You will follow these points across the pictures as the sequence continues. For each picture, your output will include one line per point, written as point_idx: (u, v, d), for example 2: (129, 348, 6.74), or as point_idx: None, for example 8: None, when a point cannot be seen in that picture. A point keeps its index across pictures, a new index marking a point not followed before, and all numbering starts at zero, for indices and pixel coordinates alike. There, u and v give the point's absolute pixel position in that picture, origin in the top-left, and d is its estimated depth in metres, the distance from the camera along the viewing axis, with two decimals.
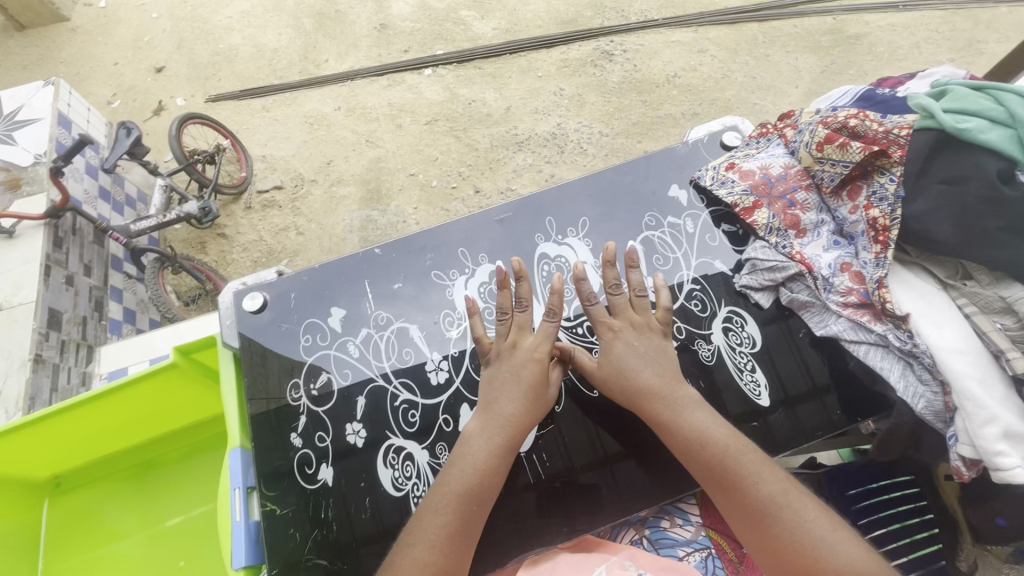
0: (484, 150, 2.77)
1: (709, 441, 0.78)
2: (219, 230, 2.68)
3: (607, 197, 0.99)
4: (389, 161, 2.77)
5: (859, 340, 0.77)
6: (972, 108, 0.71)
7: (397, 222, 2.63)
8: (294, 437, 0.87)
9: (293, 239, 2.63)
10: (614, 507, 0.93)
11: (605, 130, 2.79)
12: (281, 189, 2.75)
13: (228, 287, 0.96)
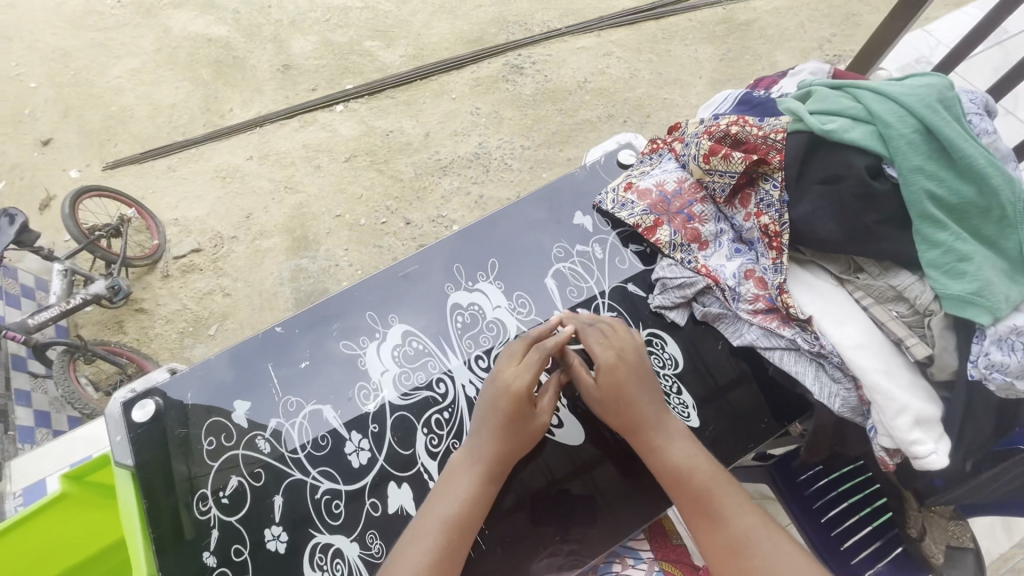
0: (409, 180, 2.71)
1: (693, 464, 0.78)
2: (137, 305, 2.48)
3: (515, 234, 1.01)
4: (312, 205, 2.66)
5: (773, 346, 0.79)
6: (837, 108, 0.74)
7: (329, 267, 2.53)
8: (206, 556, 0.79)
9: (220, 302, 2.47)
10: (583, 528, 0.91)
11: (526, 143, 2.79)
12: (200, 251, 2.59)
13: (112, 399, 0.85)
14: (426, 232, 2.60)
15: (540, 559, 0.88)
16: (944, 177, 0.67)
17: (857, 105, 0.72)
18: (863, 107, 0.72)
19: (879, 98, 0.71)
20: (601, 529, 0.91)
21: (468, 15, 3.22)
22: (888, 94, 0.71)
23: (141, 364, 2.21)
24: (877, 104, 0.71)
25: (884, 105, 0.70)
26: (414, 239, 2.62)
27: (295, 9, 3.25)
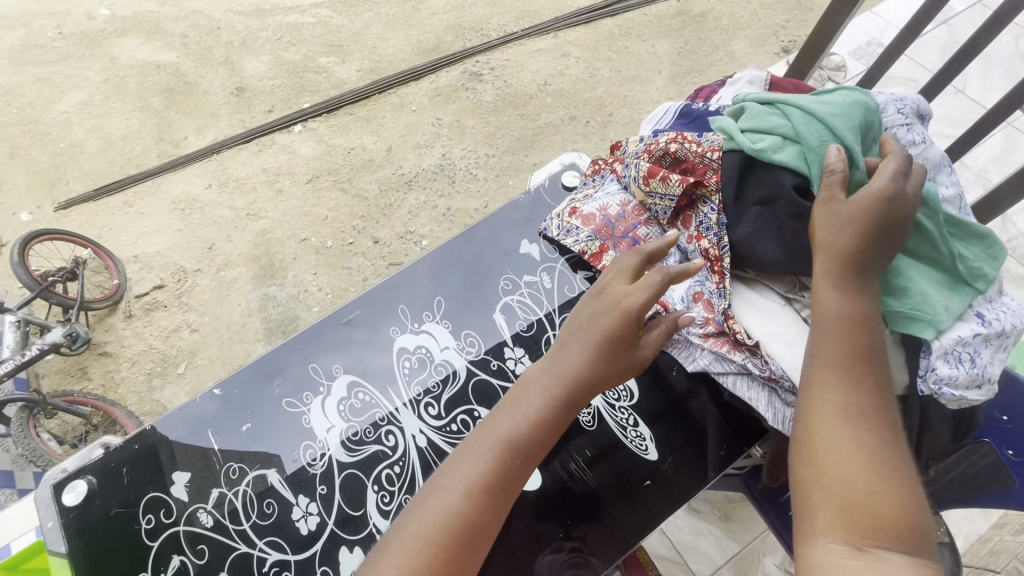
0: (374, 198, 2.65)
1: (873, 327, 0.64)
2: (100, 349, 2.39)
3: (458, 271, 0.99)
4: (277, 230, 2.60)
5: (725, 372, 0.76)
6: (770, 125, 0.74)
7: (298, 293, 2.46)
8: None
9: (187, 338, 2.38)
10: (585, 528, 0.89)
11: (490, 151, 2.76)
12: (163, 287, 2.50)
13: (42, 480, 0.80)
14: (396, 250, 2.54)
15: (545, 555, 0.86)
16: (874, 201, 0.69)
17: (791, 120, 0.72)
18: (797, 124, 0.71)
19: (807, 116, 0.71)
20: (598, 527, 0.89)
21: (422, 24, 3.18)
22: (815, 112, 0.70)
23: (108, 412, 2.12)
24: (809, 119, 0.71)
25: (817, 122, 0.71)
26: (385, 258, 2.56)
27: (246, 28, 3.17)
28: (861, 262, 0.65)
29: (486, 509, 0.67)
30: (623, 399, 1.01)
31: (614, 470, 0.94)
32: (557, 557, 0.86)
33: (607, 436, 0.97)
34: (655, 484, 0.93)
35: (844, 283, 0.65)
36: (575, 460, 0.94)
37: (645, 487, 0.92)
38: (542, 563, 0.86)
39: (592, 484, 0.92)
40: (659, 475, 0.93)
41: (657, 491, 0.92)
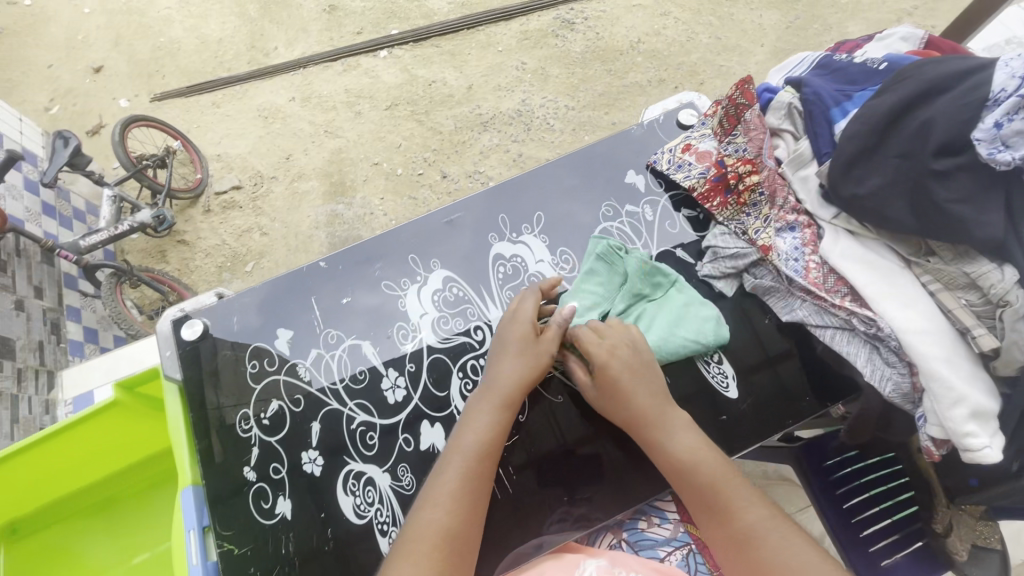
0: (448, 133, 2.48)
1: (689, 458, 0.68)
2: (178, 236, 2.35)
3: (564, 191, 0.92)
4: (351, 150, 2.46)
5: (824, 324, 0.74)
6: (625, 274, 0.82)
7: (365, 216, 2.36)
8: (247, 470, 0.78)
9: (257, 240, 2.30)
10: (606, 491, 0.80)
11: (570, 104, 2.52)
12: (239, 188, 2.44)
13: (165, 314, 0.88)
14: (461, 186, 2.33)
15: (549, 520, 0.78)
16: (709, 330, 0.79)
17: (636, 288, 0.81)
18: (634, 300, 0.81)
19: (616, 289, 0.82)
20: (620, 489, 0.79)
21: None
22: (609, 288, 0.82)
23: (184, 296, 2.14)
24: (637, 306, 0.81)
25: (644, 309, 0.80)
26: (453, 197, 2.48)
27: None
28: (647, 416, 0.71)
29: (467, 516, 0.67)
30: None
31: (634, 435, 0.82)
32: (580, 509, 0.78)
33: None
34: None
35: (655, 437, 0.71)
36: (595, 418, 0.83)
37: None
38: (560, 522, 0.78)
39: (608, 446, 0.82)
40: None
41: None
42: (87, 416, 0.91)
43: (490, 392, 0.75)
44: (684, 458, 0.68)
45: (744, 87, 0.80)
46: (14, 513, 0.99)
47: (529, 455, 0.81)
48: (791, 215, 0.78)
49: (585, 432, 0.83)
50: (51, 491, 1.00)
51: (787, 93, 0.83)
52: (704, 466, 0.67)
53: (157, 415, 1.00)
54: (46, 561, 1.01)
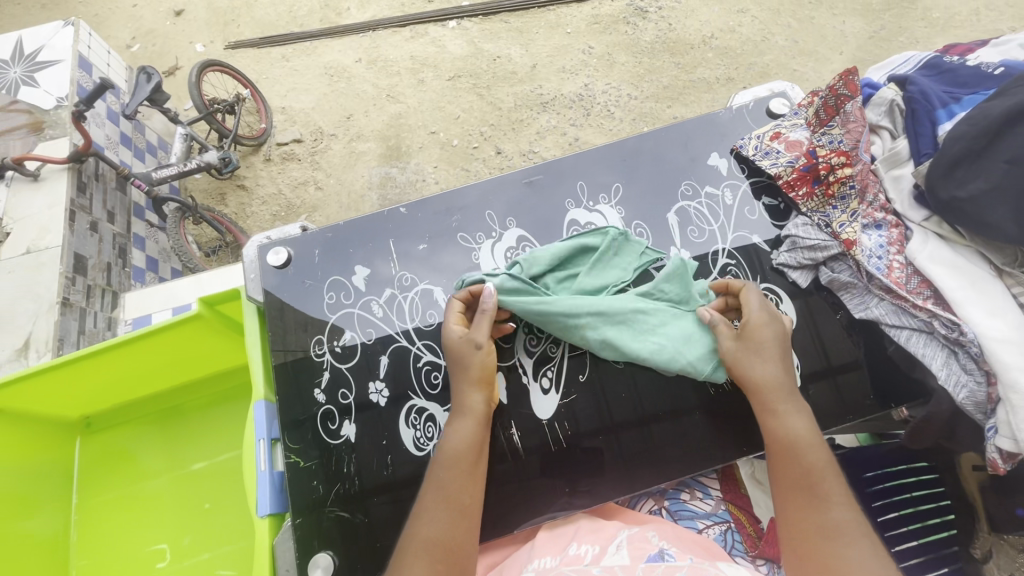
0: (507, 111, 2.22)
1: (798, 438, 0.68)
2: (238, 181, 2.22)
3: (641, 165, 0.93)
4: (411, 117, 2.25)
5: (901, 325, 0.73)
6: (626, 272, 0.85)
7: (416, 181, 2.14)
8: (317, 392, 0.85)
9: (311, 194, 2.17)
10: (639, 478, 0.80)
11: (633, 93, 2.22)
12: (301, 142, 2.27)
13: (251, 241, 0.95)
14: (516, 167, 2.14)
15: (550, 506, 0.79)
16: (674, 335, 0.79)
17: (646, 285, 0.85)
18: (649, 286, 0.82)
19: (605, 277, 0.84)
20: (654, 476, 0.80)
21: None
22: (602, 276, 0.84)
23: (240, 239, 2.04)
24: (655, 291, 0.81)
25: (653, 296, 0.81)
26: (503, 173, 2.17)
27: None
28: (766, 397, 0.71)
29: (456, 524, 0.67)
30: None
31: (675, 428, 0.81)
32: (611, 490, 0.79)
33: (677, 393, 0.83)
34: (733, 445, 0.80)
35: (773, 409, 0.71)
36: (637, 404, 0.83)
37: (726, 442, 0.80)
38: (587, 502, 0.79)
39: (646, 434, 0.81)
40: (737, 443, 0.80)
41: (705, 454, 0.80)
42: (163, 328, 0.95)
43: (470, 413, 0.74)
44: (796, 438, 0.68)
45: (848, 77, 0.78)
46: (95, 406, 1.09)
47: (574, 425, 0.83)
48: (878, 212, 0.77)
49: (627, 416, 0.83)
50: (121, 394, 1.09)
51: (891, 89, 0.81)
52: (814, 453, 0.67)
53: (219, 338, 1.04)
54: (115, 456, 1.10)
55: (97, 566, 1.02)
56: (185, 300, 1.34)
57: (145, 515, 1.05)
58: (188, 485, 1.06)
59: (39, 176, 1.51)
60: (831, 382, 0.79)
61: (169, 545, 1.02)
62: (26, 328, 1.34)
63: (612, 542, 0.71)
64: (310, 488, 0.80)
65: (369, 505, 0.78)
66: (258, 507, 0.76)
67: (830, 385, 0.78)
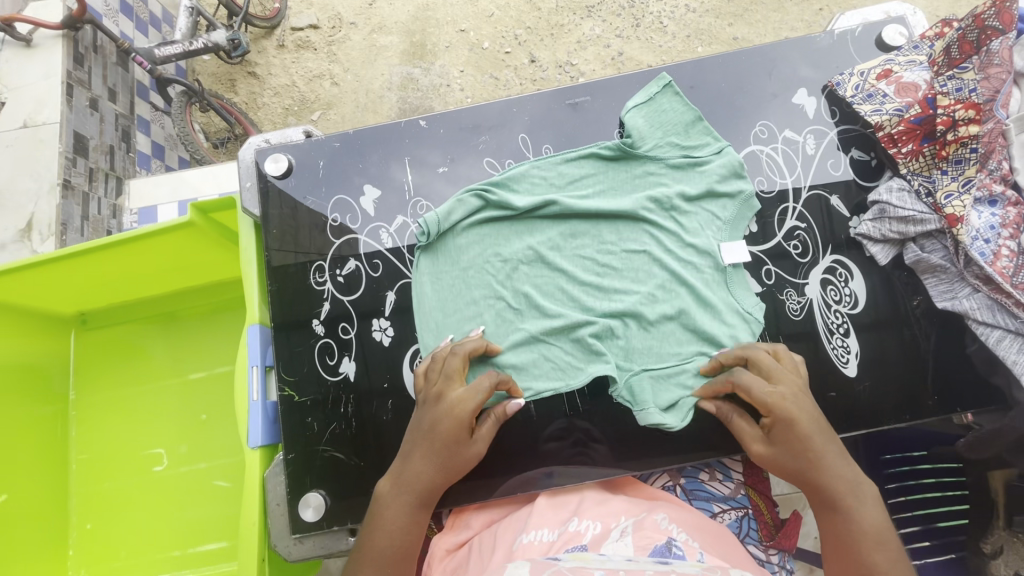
0: (548, 12, 1.90)
1: (824, 453, 0.59)
2: (248, 68, 2.00)
3: (711, 95, 0.78)
4: (438, 10, 1.94)
5: (993, 324, 0.62)
6: (523, 230, 0.75)
7: (439, 86, 1.89)
8: (316, 322, 0.78)
9: (326, 90, 1.95)
10: (655, 455, 0.73)
11: (693, 4, 1.86)
12: (318, 28, 1.99)
13: (249, 143, 0.84)
14: (550, 82, 1.88)
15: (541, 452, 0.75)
16: (687, 211, 0.73)
17: (628, 192, 0.74)
18: (702, 131, 0.74)
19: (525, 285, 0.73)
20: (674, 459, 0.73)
21: None
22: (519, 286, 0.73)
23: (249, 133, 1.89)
24: (681, 151, 0.74)
25: (703, 160, 0.73)
26: (535, 87, 1.90)
27: None
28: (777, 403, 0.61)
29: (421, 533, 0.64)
30: (842, 305, 0.71)
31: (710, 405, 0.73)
32: (625, 461, 0.73)
33: None
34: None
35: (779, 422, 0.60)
36: None
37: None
38: (597, 454, 0.74)
39: None
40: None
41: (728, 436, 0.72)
42: (153, 232, 0.86)
43: (404, 491, 0.64)
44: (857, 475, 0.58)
45: (1003, 4, 0.61)
46: (88, 303, 1.04)
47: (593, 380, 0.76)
48: (997, 184, 0.63)
49: None
50: (115, 293, 1.03)
51: None
52: (860, 497, 0.58)
53: (216, 247, 0.96)
54: (112, 354, 1.06)
55: (95, 459, 1.02)
56: (193, 189, 1.25)
57: (143, 417, 1.03)
58: (185, 393, 1.04)
59: (31, 43, 1.35)
60: (874, 337, 0.70)
61: (166, 451, 1.01)
62: (28, 208, 1.26)
63: (617, 527, 0.64)
64: (304, 425, 0.75)
65: (351, 440, 0.74)
66: (249, 438, 0.71)
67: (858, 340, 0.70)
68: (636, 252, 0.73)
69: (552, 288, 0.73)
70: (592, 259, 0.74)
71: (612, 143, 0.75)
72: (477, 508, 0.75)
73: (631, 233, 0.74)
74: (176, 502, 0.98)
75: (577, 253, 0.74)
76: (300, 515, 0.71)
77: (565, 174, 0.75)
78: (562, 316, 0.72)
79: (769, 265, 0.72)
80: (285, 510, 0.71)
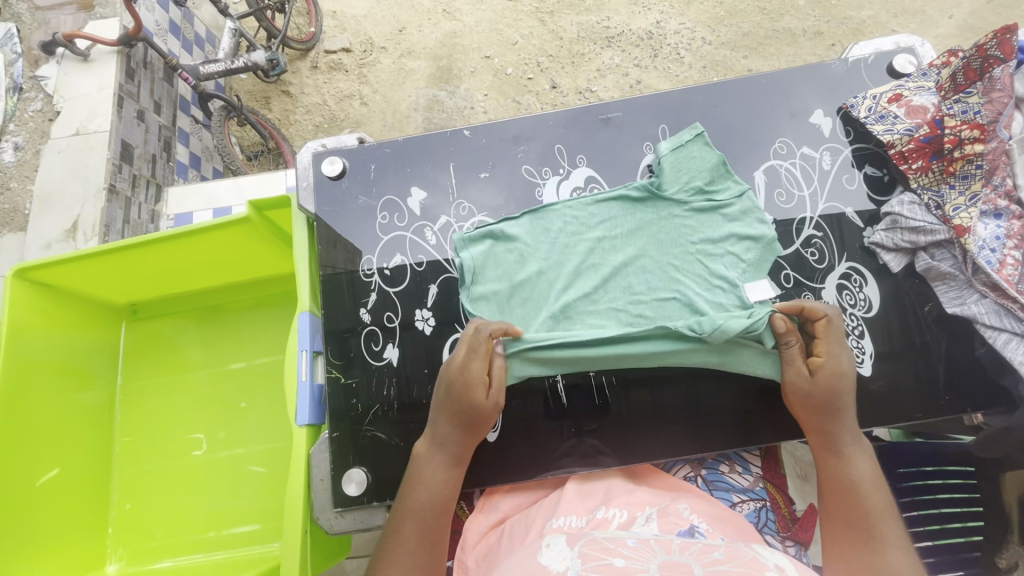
0: (569, 42, 2.01)
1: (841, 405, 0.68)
2: (283, 87, 2.12)
3: (732, 114, 0.84)
4: (465, 37, 2.05)
5: (1001, 327, 0.66)
6: (553, 257, 0.80)
7: (464, 108, 1.99)
8: (363, 311, 0.84)
9: (357, 108, 2.05)
10: (676, 447, 0.77)
11: (707, 37, 1.96)
12: (350, 51, 2.11)
13: (305, 148, 0.91)
14: (570, 106, 1.97)
15: (562, 459, 0.78)
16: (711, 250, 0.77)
17: (653, 232, 0.79)
18: (725, 176, 0.79)
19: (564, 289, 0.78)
20: (694, 445, 0.77)
21: None
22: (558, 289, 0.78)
23: (282, 147, 1.98)
24: (704, 195, 0.79)
25: (725, 204, 0.77)
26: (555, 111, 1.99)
27: None
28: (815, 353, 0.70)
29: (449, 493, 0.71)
30: (857, 308, 0.76)
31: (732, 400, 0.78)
32: (649, 451, 0.77)
33: None
34: (784, 427, 0.77)
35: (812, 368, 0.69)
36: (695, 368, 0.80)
37: (779, 418, 0.77)
38: (608, 462, 0.77)
39: (686, 394, 0.79)
40: (790, 428, 0.76)
41: (745, 429, 0.77)
42: (211, 228, 0.93)
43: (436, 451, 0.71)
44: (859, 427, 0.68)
45: (1004, 35, 0.67)
46: (140, 295, 1.11)
47: (621, 376, 0.80)
48: (1002, 199, 0.68)
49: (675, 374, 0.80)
50: (168, 285, 1.10)
51: None
52: (859, 447, 0.68)
53: (265, 243, 1.02)
54: (156, 345, 1.12)
55: (137, 443, 1.07)
56: (224, 204, 1.33)
57: (186, 404, 1.09)
58: (225, 381, 1.09)
59: (89, 58, 1.45)
60: (890, 367, 0.73)
61: (205, 436, 1.07)
62: (76, 209, 1.34)
63: (643, 513, 0.69)
64: (349, 406, 0.81)
65: (392, 420, 0.79)
66: (298, 416, 0.77)
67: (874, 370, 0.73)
68: (662, 287, 0.77)
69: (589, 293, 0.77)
70: (618, 290, 0.77)
71: (639, 185, 0.81)
72: (507, 492, 0.79)
73: (656, 268, 0.78)
74: (212, 487, 1.04)
75: (604, 283, 0.78)
76: (342, 489, 0.76)
77: (595, 214, 0.81)
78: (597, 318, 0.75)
79: (788, 269, 0.77)
80: (328, 485, 0.77)
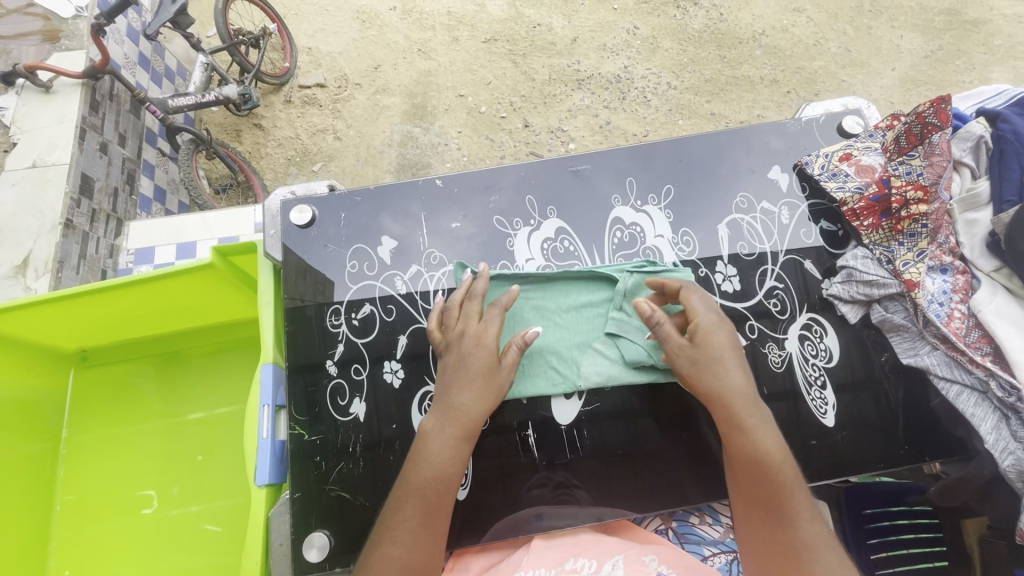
0: (541, 83, 2.06)
1: (746, 410, 0.66)
2: (255, 121, 2.10)
3: (696, 168, 0.88)
4: (439, 76, 2.09)
5: (953, 379, 0.68)
6: (560, 318, 0.80)
7: (438, 145, 2.00)
8: (330, 363, 0.83)
9: (330, 143, 2.04)
10: (645, 501, 0.76)
11: (672, 83, 2.05)
12: (324, 87, 2.12)
13: (275, 193, 0.91)
14: (543, 144, 2.00)
15: (537, 499, 0.78)
16: None
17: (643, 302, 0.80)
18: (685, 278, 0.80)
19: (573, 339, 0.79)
20: (664, 500, 0.77)
21: None
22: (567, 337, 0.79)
23: (252, 180, 1.94)
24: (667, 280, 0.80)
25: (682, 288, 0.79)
26: (528, 149, 2.02)
27: None
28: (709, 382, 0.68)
29: None
30: (818, 359, 0.79)
31: (700, 449, 0.78)
32: (620, 507, 0.76)
33: (708, 416, 0.79)
34: None
35: (725, 402, 0.67)
36: (669, 423, 0.79)
37: None
38: (581, 497, 0.77)
39: (653, 443, 0.79)
40: None
41: (714, 488, 0.77)
42: (173, 274, 0.89)
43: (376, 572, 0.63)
44: (772, 439, 0.65)
45: (940, 105, 0.72)
46: (91, 340, 1.05)
47: (593, 430, 0.80)
48: (946, 255, 0.72)
49: (648, 426, 0.79)
50: (120, 330, 1.04)
51: (981, 124, 0.75)
52: (781, 456, 0.64)
53: (230, 288, 0.99)
54: (110, 390, 1.06)
55: (82, 500, 1.00)
56: (189, 238, 1.29)
57: (136, 458, 1.02)
58: (179, 434, 1.04)
59: (51, 90, 1.42)
60: (857, 402, 0.77)
61: (156, 493, 1.00)
62: (26, 245, 1.26)
63: (610, 561, 0.68)
64: (312, 463, 0.78)
65: (358, 479, 0.77)
66: (256, 476, 0.73)
67: (853, 409, 0.76)
68: None
69: (600, 346, 0.79)
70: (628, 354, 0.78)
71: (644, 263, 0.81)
72: (477, 551, 0.77)
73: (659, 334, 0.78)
74: (161, 547, 0.97)
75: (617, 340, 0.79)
76: (302, 554, 0.74)
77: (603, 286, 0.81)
78: (601, 361, 0.78)
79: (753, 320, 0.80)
80: (288, 550, 0.74)
